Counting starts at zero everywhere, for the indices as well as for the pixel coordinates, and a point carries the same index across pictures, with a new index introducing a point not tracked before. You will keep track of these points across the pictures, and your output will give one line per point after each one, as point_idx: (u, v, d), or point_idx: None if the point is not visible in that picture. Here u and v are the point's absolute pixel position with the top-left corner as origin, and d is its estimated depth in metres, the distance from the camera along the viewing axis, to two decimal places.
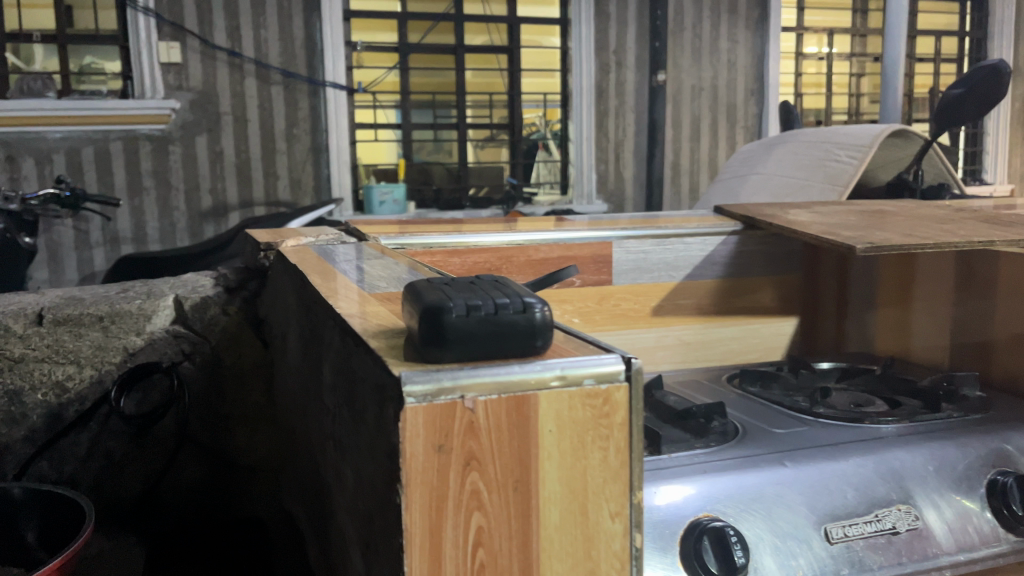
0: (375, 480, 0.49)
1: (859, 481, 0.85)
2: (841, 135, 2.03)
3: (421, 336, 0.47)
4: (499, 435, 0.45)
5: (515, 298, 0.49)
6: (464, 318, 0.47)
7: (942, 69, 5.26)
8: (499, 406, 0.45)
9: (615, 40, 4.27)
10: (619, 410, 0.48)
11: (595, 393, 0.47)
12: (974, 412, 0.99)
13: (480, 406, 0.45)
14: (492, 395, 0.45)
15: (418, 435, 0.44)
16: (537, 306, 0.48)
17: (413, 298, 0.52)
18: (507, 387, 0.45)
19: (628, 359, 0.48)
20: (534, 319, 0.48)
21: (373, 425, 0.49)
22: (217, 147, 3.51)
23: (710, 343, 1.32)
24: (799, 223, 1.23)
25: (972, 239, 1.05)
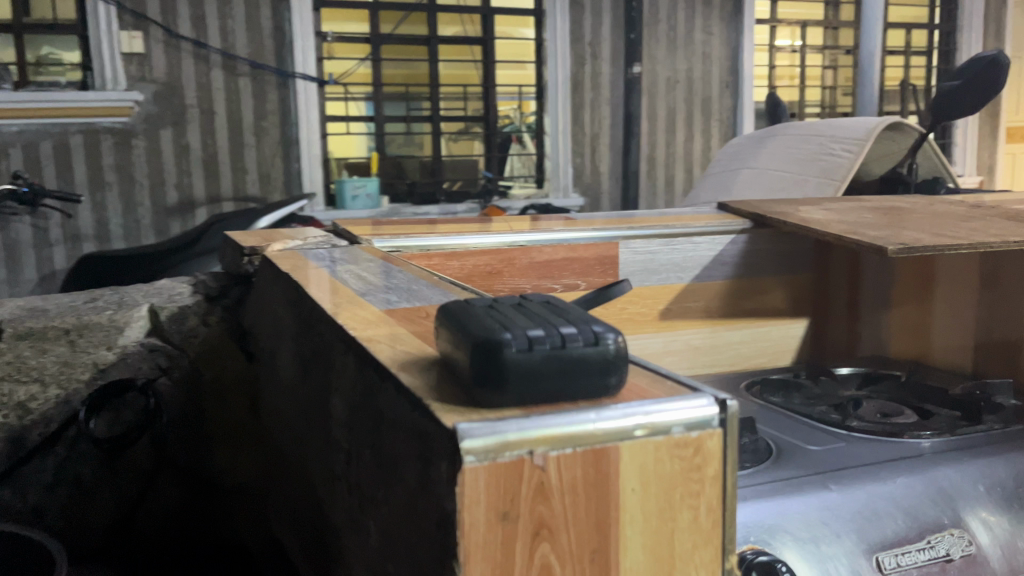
0: (417, 545, 0.42)
1: (908, 503, 0.79)
2: (834, 128, 1.98)
3: (475, 378, 0.39)
4: (574, 498, 0.38)
5: (583, 328, 0.41)
6: (528, 355, 0.39)
7: (913, 62, 5.27)
8: (575, 462, 0.38)
9: (591, 32, 4.19)
10: (711, 462, 0.41)
11: (684, 442, 0.40)
12: (1014, 424, 0.93)
13: (552, 463, 0.37)
14: (566, 450, 0.38)
15: (478, 501, 0.37)
16: (610, 338, 0.40)
17: (459, 324, 0.44)
18: (583, 440, 0.38)
19: (722, 402, 0.40)
20: (608, 352, 0.40)
21: (414, 480, 0.42)
22: (183, 140, 3.37)
23: (721, 346, 1.25)
24: (817, 221, 1.16)
25: (1007, 239, 0.99)
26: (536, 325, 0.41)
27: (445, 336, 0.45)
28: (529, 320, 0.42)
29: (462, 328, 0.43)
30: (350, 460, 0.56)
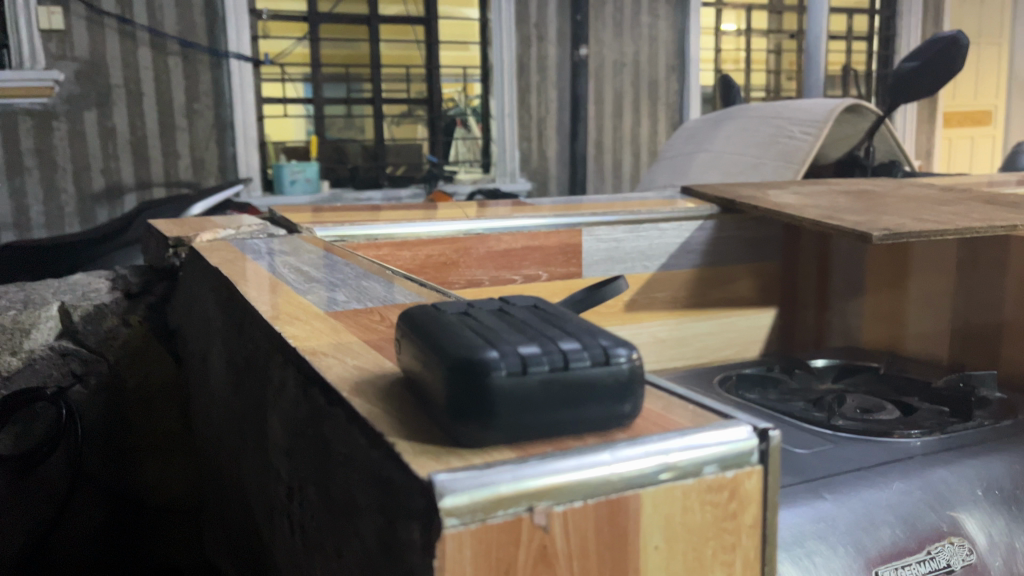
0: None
1: (904, 511, 0.72)
2: (791, 110, 1.94)
3: (451, 409, 0.31)
4: (586, 561, 0.30)
5: (591, 344, 0.32)
6: (520, 380, 0.30)
7: (854, 47, 5.32)
8: (586, 517, 0.30)
9: (536, 13, 4.10)
10: (748, 507, 0.34)
11: (718, 485, 0.32)
12: (1003, 420, 0.88)
13: (558, 522, 0.30)
14: (577, 503, 0.30)
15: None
16: (623, 357, 0.32)
17: (427, 334, 0.35)
18: (597, 489, 0.30)
19: (763, 433, 0.33)
20: (622, 373, 0.32)
21: (378, 538, 0.33)
22: (108, 122, 3.18)
23: (685, 340, 1.18)
24: (788, 206, 1.10)
25: (994, 224, 0.93)
26: (527, 338, 0.33)
27: (409, 347, 0.36)
28: (518, 332, 0.34)
29: (432, 341, 0.34)
30: (292, 495, 0.46)
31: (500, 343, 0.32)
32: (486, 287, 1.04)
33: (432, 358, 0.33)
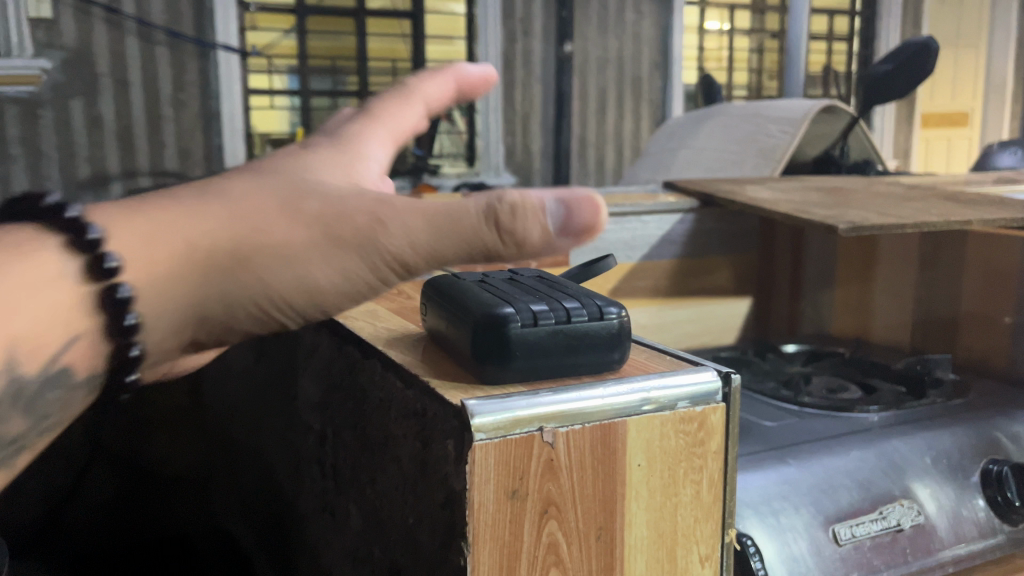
0: (415, 527, 0.43)
1: (861, 476, 0.80)
2: (771, 109, 2.02)
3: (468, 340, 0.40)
4: (584, 474, 0.39)
5: (587, 305, 0.41)
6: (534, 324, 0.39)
7: None
8: (584, 438, 0.39)
9: (522, 8, 4.24)
10: (714, 437, 0.42)
11: (690, 417, 0.41)
12: (956, 398, 0.96)
13: (562, 440, 0.38)
14: (576, 426, 0.38)
15: (489, 480, 0.37)
16: (615, 315, 0.41)
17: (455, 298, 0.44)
18: (592, 415, 0.39)
19: (726, 376, 0.42)
20: (612, 327, 0.41)
21: (414, 462, 0.42)
22: (95, 111, 3.69)
23: (666, 326, 1.26)
24: (763, 200, 1.17)
25: (953, 218, 1.00)
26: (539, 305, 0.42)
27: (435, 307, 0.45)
28: (527, 296, 0.43)
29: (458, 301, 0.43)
30: (324, 442, 0.58)
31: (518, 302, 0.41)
32: None
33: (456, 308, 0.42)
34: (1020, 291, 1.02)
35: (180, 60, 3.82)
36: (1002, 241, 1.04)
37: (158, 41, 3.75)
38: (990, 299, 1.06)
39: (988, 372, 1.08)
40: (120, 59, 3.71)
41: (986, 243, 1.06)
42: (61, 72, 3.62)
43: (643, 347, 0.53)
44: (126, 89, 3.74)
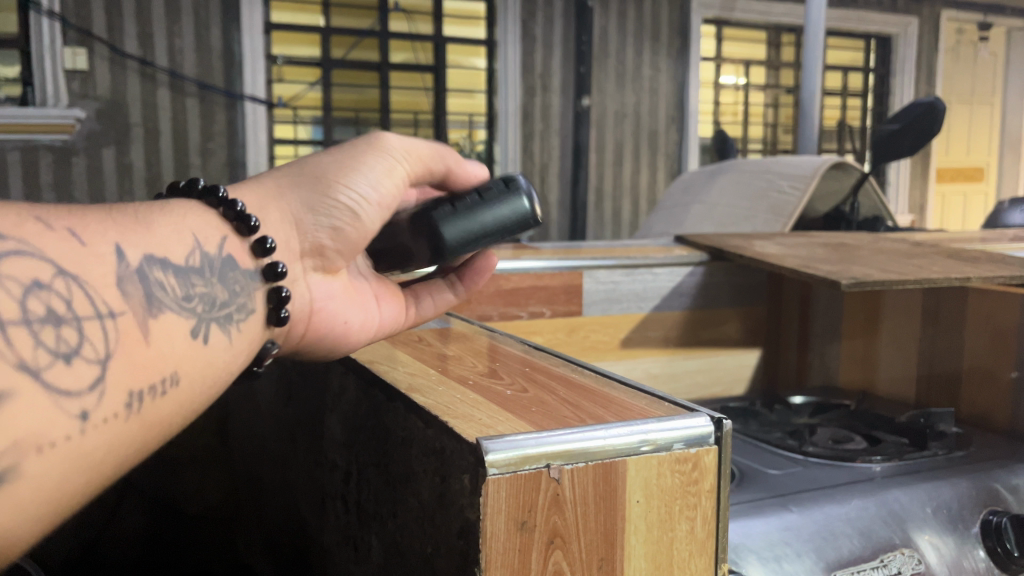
0: (432, 555, 0.47)
1: (862, 524, 0.82)
2: (782, 166, 2.07)
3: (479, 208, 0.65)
4: (585, 508, 0.43)
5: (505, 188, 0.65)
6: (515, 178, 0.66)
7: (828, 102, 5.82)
8: (587, 475, 0.43)
9: (542, 64, 4.52)
10: (709, 478, 0.46)
11: (685, 457, 0.45)
12: (957, 450, 0.99)
13: (567, 476, 0.43)
14: (580, 464, 0.43)
15: (501, 511, 0.41)
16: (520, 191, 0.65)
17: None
18: (596, 454, 0.43)
19: (718, 421, 0.46)
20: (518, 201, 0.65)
21: (433, 496, 0.47)
22: (125, 159, 3.86)
23: (677, 376, 1.31)
24: (769, 255, 1.21)
25: (952, 276, 1.04)
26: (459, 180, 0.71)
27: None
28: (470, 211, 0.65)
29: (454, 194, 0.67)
30: (349, 480, 0.63)
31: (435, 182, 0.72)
32: (495, 321, 1.16)
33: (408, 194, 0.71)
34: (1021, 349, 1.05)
35: (209, 110, 3.96)
36: (1005, 298, 1.08)
37: (189, 92, 3.92)
38: (993, 356, 1.09)
39: (989, 428, 1.10)
40: (151, 109, 3.87)
41: (987, 300, 1.10)
42: (96, 121, 3.79)
43: (644, 392, 0.56)
44: (156, 137, 3.90)
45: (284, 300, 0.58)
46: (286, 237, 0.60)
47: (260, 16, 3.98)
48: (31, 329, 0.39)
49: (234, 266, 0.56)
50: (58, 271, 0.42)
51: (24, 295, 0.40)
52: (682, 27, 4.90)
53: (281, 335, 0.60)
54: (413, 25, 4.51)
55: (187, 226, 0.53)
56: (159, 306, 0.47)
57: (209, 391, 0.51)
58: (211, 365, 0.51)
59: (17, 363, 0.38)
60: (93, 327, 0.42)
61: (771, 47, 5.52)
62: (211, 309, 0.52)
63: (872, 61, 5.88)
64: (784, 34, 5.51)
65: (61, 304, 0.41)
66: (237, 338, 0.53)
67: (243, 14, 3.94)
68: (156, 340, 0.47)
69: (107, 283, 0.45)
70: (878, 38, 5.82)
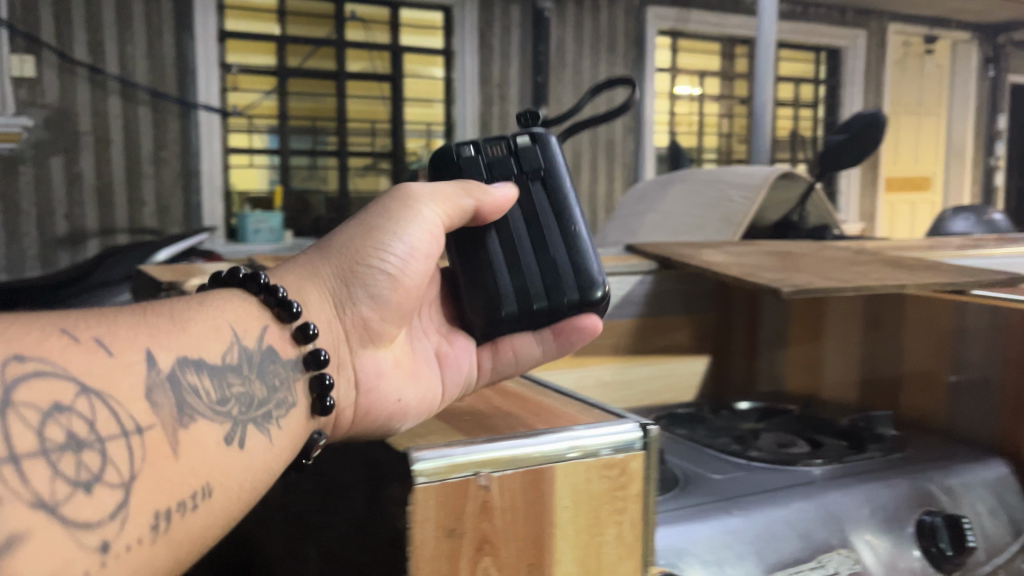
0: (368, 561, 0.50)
1: (801, 527, 0.84)
2: (732, 175, 2.12)
3: (540, 299, 0.70)
4: (513, 514, 0.47)
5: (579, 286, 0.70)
6: (586, 264, 0.70)
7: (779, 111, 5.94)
8: (515, 482, 0.47)
9: (499, 75, 4.62)
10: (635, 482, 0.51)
11: (612, 462, 0.49)
12: (895, 451, 1.02)
13: (494, 483, 0.46)
14: (508, 471, 0.47)
15: (429, 518, 0.45)
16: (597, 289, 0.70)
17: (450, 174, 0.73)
18: (523, 462, 0.47)
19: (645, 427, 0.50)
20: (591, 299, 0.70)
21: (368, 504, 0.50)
22: (75, 168, 3.78)
23: (628, 383, 1.33)
24: (716, 263, 1.22)
25: (889, 282, 1.05)
26: (530, 198, 0.71)
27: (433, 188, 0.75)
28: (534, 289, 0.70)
29: (518, 268, 0.70)
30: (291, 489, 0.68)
31: (505, 181, 0.71)
32: None
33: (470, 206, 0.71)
34: (960, 352, 1.08)
35: (162, 119, 3.91)
36: (939, 304, 1.11)
37: (141, 101, 3.86)
38: (932, 360, 1.13)
39: (928, 430, 1.14)
40: (101, 118, 3.81)
41: (925, 305, 1.13)
42: (44, 130, 3.69)
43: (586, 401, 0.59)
44: (107, 147, 3.83)
45: (326, 388, 0.61)
46: (327, 316, 0.64)
47: (214, 24, 3.97)
48: (49, 459, 0.43)
49: (275, 357, 0.60)
50: (81, 389, 0.46)
51: (45, 423, 0.43)
52: (638, 38, 5.01)
53: (329, 423, 0.62)
54: (369, 34, 4.52)
55: (226, 321, 0.58)
56: (190, 415, 0.52)
57: (245, 494, 0.55)
58: (246, 467, 0.55)
59: (33, 500, 0.41)
60: (114, 447, 0.46)
61: (724, 58, 5.62)
62: (248, 409, 0.56)
63: (822, 73, 6.03)
64: (737, 45, 5.63)
65: (82, 428, 0.45)
66: (277, 436, 0.58)
67: (197, 22, 3.91)
68: (186, 453, 0.51)
69: (135, 397, 0.49)
70: (828, 50, 5.97)
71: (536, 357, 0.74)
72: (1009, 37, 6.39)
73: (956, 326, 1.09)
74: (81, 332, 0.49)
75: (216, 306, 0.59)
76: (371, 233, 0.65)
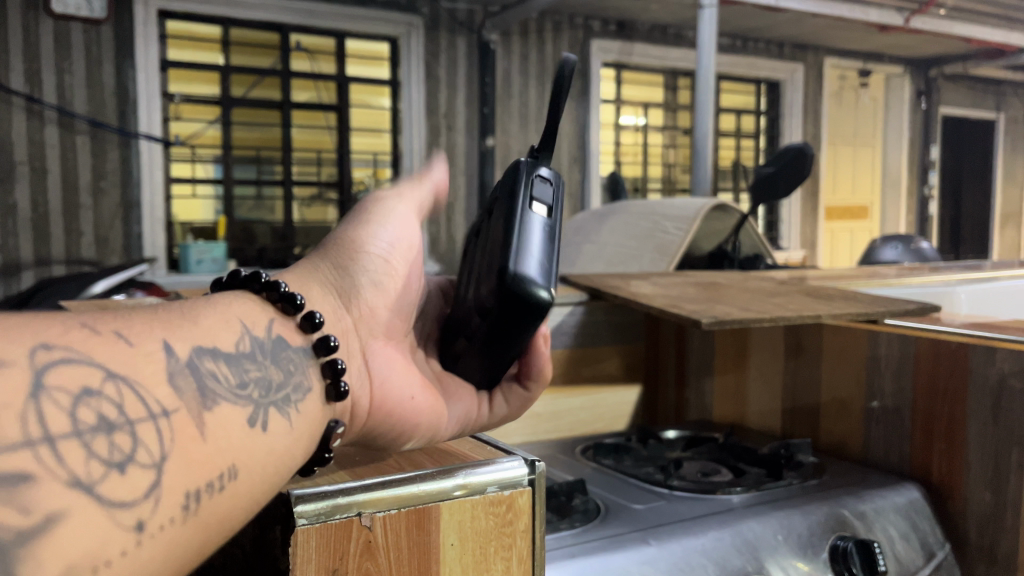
0: None
1: (716, 554, 0.86)
2: (666, 208, 2.17)
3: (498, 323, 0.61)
4: (395, 550, 0.56)
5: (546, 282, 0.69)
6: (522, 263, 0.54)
7: (721, 142, 6.09)
8: (398, 521, 0.56)
9: (445, 104, 4.66)
10: (522, 517, 0.61)
11: (498, 499, 0.60)
12: (811, 479, 1.05)
13: (377, 524, 0.55)
14: (392, 511, 0.56)
15: (311, 559, 0.53)
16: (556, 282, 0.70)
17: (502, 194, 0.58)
18: (407, 502, 0.56)
19: (531, 464, 0.61)
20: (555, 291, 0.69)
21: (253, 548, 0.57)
22: (10, 200, 3.70)
23: (559, 414, 1.34)
24: (642, 294, 1.24)
25: (804, 313, 1.09)
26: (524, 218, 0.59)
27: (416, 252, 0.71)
28: None
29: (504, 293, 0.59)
30: None
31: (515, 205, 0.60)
32: None
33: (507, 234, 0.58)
34: (874, 379, 1.12)
35: (101, 149, 3.85)
36: (853, 333, 1.15)
37: (80, 130, 3.80)
38: (848, 387, 1.16)
39: (846, 456, 1.17)
40: (38, 147, 3.74)
41: (841, 334, 1.17)
42: None
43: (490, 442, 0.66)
44: (43, 177, 3.76)
45: (340, 372, 0.52)
46: (331, 307, 0.57)
47: (157, 52, 3.92)
48: (83, 440, 0.34)
49: (285, 345, 0.50)
50: (107, 373, 0.37)
51: (72, 403, 0.35)
52: (583, 69, 5.12)
53: (343, 412, 0.54)
54: (314, 64, 4.51)
55: (231, 314, 0.48)
56: (212, 399, 0.42)
57: (272, 481, 0.46)
58: (273, 452, 0.45)
59: (69, 479, 0.33)
60: (146, 429, 0.37)
61: (668, 90, 5.75)
62: (267, 392, 0.46)
63: (762, 104, 6.18)
64: (680, 77, 5.77)
65: (111, 409, 0.36)
66: (298, 421, 0.48)
67: (139, 50, 3.86)
68: (213, 435, 0.41)
69: (158, 381, 0.39)
70: (768, 83, 6.15)
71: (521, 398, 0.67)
72: (940, 71, 6.68)
73: (870, 355, 1.12)
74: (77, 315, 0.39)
75: (219, 301, 0.49)
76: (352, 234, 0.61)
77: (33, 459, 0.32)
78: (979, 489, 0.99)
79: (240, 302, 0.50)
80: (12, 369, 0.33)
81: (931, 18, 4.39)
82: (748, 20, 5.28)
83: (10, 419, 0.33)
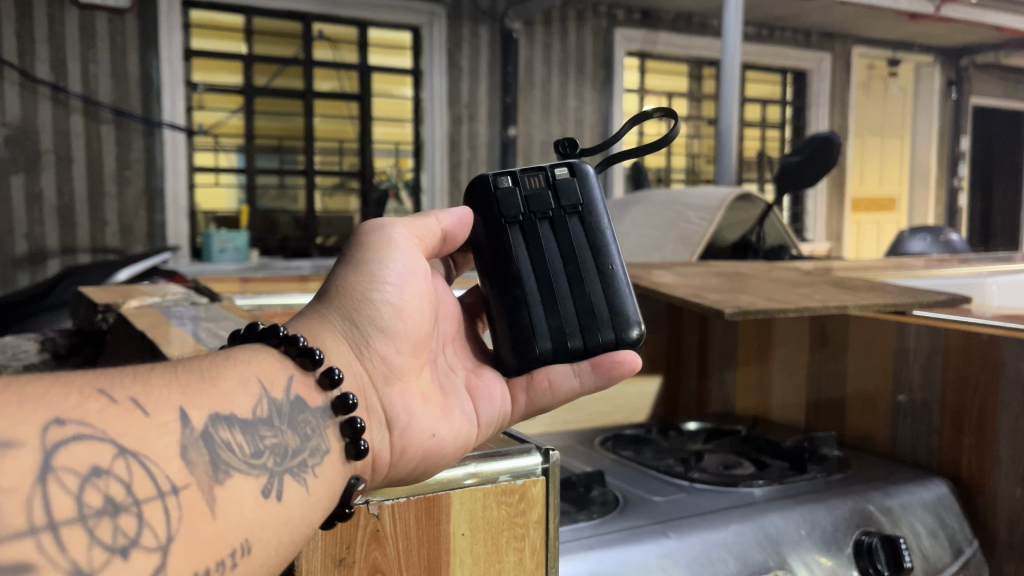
0: None
1: (738, 549, 0.84)
2: (690, 198, 2.14)
3: (575, 337, 0.62)
4: (406, 536, 0.57)
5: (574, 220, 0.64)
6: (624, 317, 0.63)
7: (746, 132, 6.03)
8: (409, 507, 0.57)
9: (467, 95, 4.64)
10: (534, 508, 0.61)
11: (511, 488, 0.60)
12: (835, 472, 1.03)
13: (386, 511, 0.57)
14: (401, 499, 0.57)
15: (319, 547, 0.55)
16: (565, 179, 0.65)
17: (482, 206, 0.64)
18: (418, 490, 0.57)
19: (545, 453, 0.62)
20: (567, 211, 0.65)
21: None
22: (36, 187, 3.74)
23: (579, 405, 1.33)
24: (665, 284, 1.21)
25: (831, 303, 1.05)
26: (566, 234, 0.64)
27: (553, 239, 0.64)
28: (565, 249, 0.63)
29: (555, 302, 0.62)
30: None
31: (542, 217, 0.64)
32: None
33: (508, 243, 0.63)
34: (902, 371, 1.09)
35: (126, 138, 3.89)
36: (881, 324, 1.12)
37: (105, 119, 3.83)
38: (873, 381, 1.14)
39: (871, 450, 1.15)
40: (63, 136, 3.77)
41: (869, 326, 1.14)
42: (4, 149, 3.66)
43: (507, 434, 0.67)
44: (69, 166, 3.79)
45: (359, 432, 0.53)
46: (345, 361, 0.55)
47: (180, 42, 3.96)
48: (86, 525, 0.37)
49: (304, 408, 0.52)
50: (119, 450, 0.40)
51: (82, 488, 0.38)
52: (606, 60, 5.09)
53: (366, 469, 0.54)
54: (337, 53, 4.50)
55: (251, 372, 0.51)
56: (224, 470, 0.45)
57: (287, 549, 0.48)
58: (287, 521, 0.48)
59: (72, 569, 0.36)
60: (151, 510, 0.40)
61: (692, 80, 5.69)
62: (283, 460, 0.49)
63: (788, 94, 6.10)
64: (704, 66, 5.72)
65: (119, 491, 0.39)
66: (314, 486, 0.50)
67: (162, 41, 3.90)
68: (223, 510, 0.44)
69: (170, 456, 0.43)
70: (794, 73, 6.06)
71: (574, 390, 0.62)
72: (971, 60, 6.56)
73: (898, 347, 1.09)
74: (105, 380, 0.43)
75: (247, 354, 0.52)
76: (357, 266, 0.57)
77: (37, 547, 0.35)
78: (1009, 484, 0.96)
79: (265, 357, 0.53)
80: (24, 450, 0.36)
81: (963, 6, 4.27)
82: (777, 9, 5.20)
83: (18, 508, 0.35)
